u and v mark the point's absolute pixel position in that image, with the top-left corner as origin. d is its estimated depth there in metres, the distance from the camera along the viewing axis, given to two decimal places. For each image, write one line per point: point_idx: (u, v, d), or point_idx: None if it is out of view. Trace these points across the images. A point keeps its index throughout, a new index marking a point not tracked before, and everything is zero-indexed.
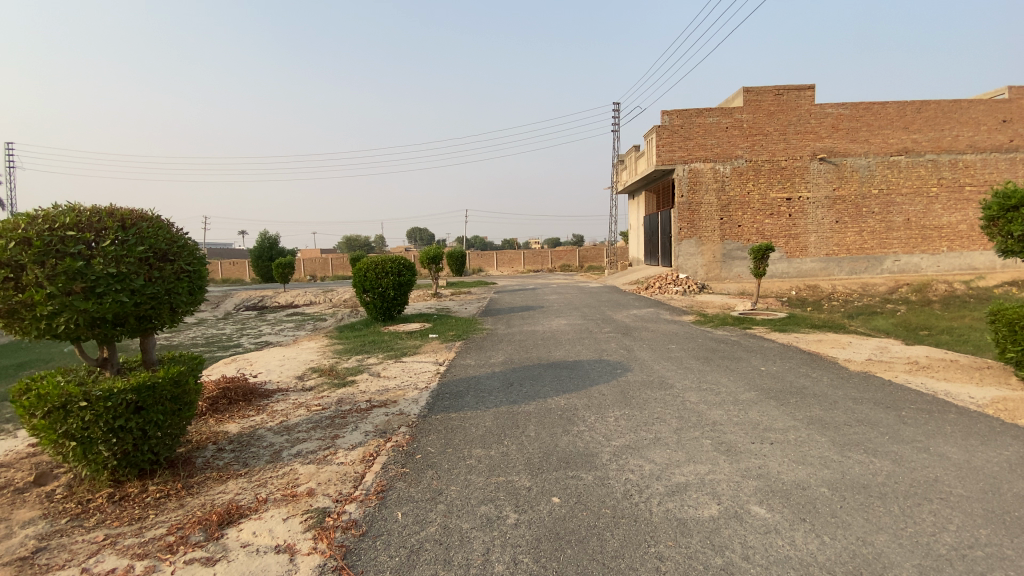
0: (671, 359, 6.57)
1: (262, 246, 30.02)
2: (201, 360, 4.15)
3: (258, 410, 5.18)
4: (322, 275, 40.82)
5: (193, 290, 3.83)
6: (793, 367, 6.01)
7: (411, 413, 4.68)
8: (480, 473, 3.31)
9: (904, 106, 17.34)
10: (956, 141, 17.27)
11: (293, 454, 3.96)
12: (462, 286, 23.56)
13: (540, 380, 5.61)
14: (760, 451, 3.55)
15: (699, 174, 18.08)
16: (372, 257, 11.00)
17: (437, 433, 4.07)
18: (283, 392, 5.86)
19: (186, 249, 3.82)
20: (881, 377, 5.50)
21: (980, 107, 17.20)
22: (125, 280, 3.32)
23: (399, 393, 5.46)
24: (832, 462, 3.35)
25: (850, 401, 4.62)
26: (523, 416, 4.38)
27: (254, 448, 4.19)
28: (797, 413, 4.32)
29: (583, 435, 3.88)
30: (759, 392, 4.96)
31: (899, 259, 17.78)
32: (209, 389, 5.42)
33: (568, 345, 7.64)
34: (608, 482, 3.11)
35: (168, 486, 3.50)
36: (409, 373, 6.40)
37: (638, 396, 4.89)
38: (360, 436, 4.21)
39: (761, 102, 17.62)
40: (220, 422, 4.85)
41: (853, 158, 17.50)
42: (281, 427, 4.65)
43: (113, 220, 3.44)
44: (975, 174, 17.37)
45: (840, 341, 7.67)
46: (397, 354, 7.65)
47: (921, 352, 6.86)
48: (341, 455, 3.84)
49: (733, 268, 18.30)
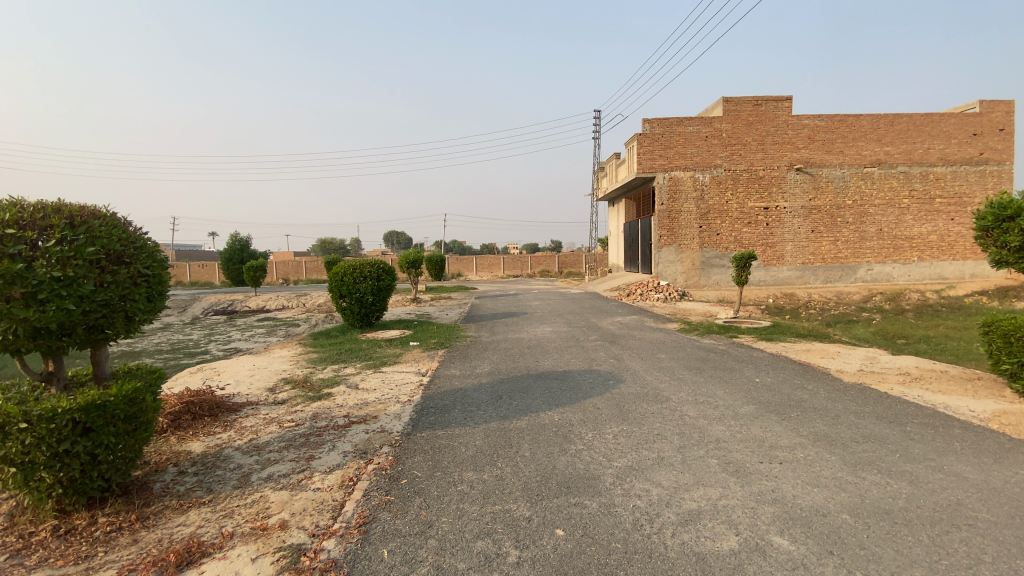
0: (663, 369, 6.38)
1: (234, 248, 29.13)
2: (161, 373, 3.70)
3: (225, 426, 4.77)
4: (296, 279, 39.87)
5: (152, 297, 3.41)
6: (786, 378, 5.87)
7: (394, 430, 4.34)
8: (473, 501, 3.01)
9: (878, 119, 17.71)
10: (928, 153, 17.73)
11: (264, 478, 3.60)
12: (441, 291, 23.20)
13: (530, 392, 5.33)
14: (771, 472, 3.33)
15: (679, 182, 18.14)
16: (350, 261, 10.60)
17: (424, 454, 3.76)
18: (253, 405, 5.44)
19: (144, 250, 3.42)
20: (877, 389, 5.39)
21: (951, 121, 17.71)
22: (72, 285, 2.92)
23: (380, 406, 5.10)
24: (848, 484, 3.16)
25: (852, 416, 4.46)
26: (516, 433, 4.09)
27: (218, 471, 3.80)
28: (801, 429, 4.13)
29: (583, 455, 3.62)
30: (759, 405, 4.78)
31: (873, 268, 18.11)
32: (172, 404, 4.98)
33: (556, 354, 7.39)
34: (616, 510, 2.84)
35: (121, 518, 3.10)
36: (390, 384, 6.04)
37: (635, 410, 4.64)
38: (337, 457, 3.87)
39: (741, 112, 17.79)
40: (183, 440, 4.43)
41: (829, 169, 17.80)
42: (251, 446, 4.27)
43: (61, 216, 3.04)
44: (945, 186, 17.88)
45: (828, 351, 7.59)
46: (375, 363, 7.29)
47: (909, 362, 6.82)
48: (317, 479, 3.49)
49: (711, 276, 18.36)
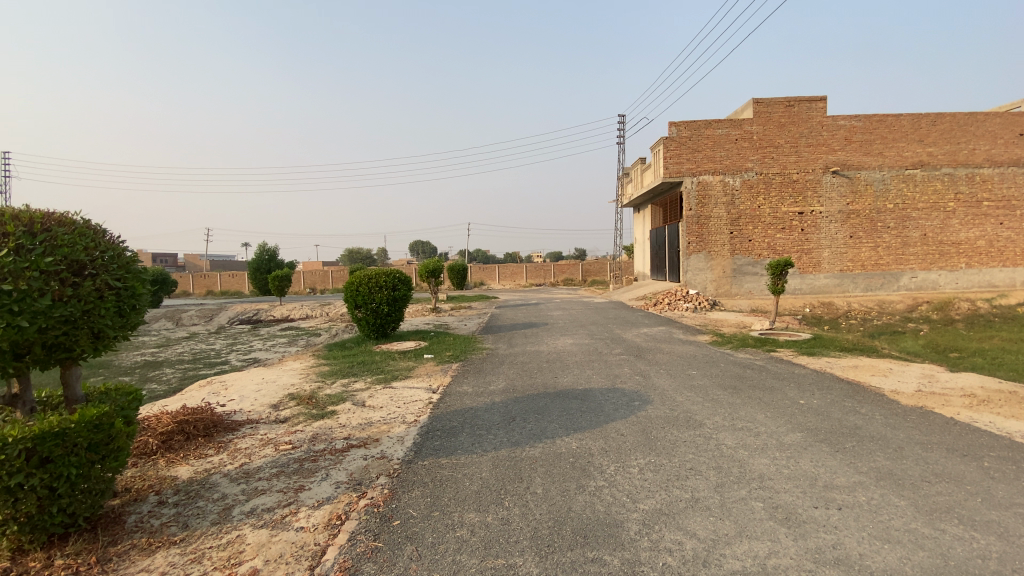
0: (695, 388, 5.82)
1: (261, 257, 29.47)
2: (137, 396, 3.41)
3: (218, 448, 4.44)
4: (322, 288, 40.34)
5: (123, 312, 3.08)
6: (835, 400, 5.23)
7: (395, 456, 3.94)
8: (472, 552, 2.57)
9: (919, 118, 16.73)
10: (973, 154, 16.63)
11: (245, 513, 3.22)
12: (464, 300, 22.90)
13: (546, 414, 4.85)
14: (829, 522, 2.79)
15: (708, 187, 17.43)
16: (366, 270, 10.31)
17: (423, 488, 3.34)
18: (252, 424, 5.13)
19: (117, 260, 3.10)
20: (941, 415, 4.72)
21: (997, 120, 16.63)
22: (26, 300, 2.63)
23: (384, 428, 4.70)
24: (925, 541, 2.59)
25: (917, 448, 3.85)
26: (527, 464, 3.63)
27: (199, 503, 3.44)
28: (859, 464, 3.56)
29: (603, 494, 3.14)
30: (806, 434, 4.21)
31: (917, 276, 17.03)
32: (164, 423, 4.68)
33: (576, 369, 6.90)
34: (641, 570, 2.36)
35: (78, 561, 2.76)
36: (399, 402, 5.65)
37: (664, 438, 4.13)
38: (329, 488, 3.46)
39: (772, 114, 17.03)
40: (171, 464, 4.13)
41: (867, 172, 16.86)
42: (240, 472, 3.91)
43: (18, 223, 2.75)
44: (993, 189, 16.73)
45: (878, 368, 6.86)
46: (387, 377, 6.92)
47: (973, 381, 6.05)
48: (301, 516, 3.08)
49: (743, 285, 17.56)
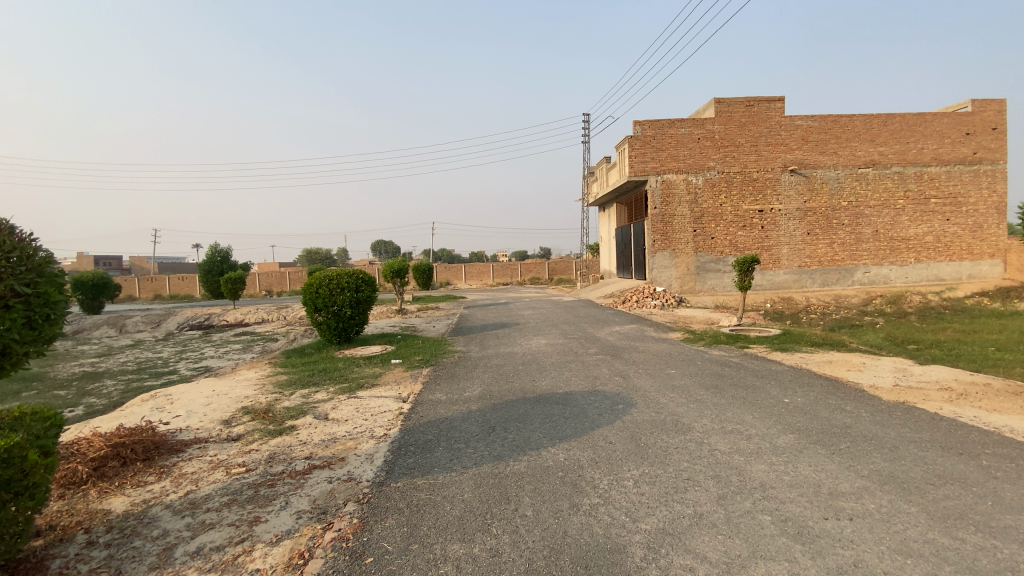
0: (677, 388, 5.62)
1: (213, 259, 28.01)
2: (58, 421, 2.95)
3: (160, 474, 3.93)
4: (280, 291, 38.84)
5: (34, 324, 2.60)
6: (819, 398, 5.13)
7: (364, 478, 3.55)
8: None
9: (871, 119, 17.30)
10: (921, 153, 17.35)
11: (190, 554, 2.76)
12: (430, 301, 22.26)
13: (528, 422, 4.54)
14: (844, 535, 2.59)
15: (672, 185, 17.56)
16: (326, 271, 9.75)
17: (399, 515, 2.97)
18: (201, 444, 4.60)
19: (27, 262, 2.60)
20: (925, 410, 4.65)
21: (944, 120, 17.36)
22: None
23: (351, 444, 4.27)
24: (948, 553, 2.41)
25: (913, 447, 3.73)
26: (513, 482, 3.31)
27: (135, 543, 2.95)
28: (860, 467, 3.41)
29: (599, 514, 2.85)
30: (799, 436, 4.03)
31: (870, 271, 17.64)
32: (97, 448, 4.11)
33: (552, 371, 6.64)
34: None
35: None
36: (365, 413, 5.22)
37: (655, 446, 3.88)
38: (287, 519, 3.04)
39: (732, 113, 17.29)
40: (103, 495, 3.59)
41: (823, 170, 17.34)
42: (185, 503, 3.42)
43: None
44: (940, 186, 17.47)
45: (852, 362, 6.87)
46: (351, 386, 6.46)
47: (945, 373, 6.10)
48: (256, 556, 2.66)
49: (707, 281, 17.74)
